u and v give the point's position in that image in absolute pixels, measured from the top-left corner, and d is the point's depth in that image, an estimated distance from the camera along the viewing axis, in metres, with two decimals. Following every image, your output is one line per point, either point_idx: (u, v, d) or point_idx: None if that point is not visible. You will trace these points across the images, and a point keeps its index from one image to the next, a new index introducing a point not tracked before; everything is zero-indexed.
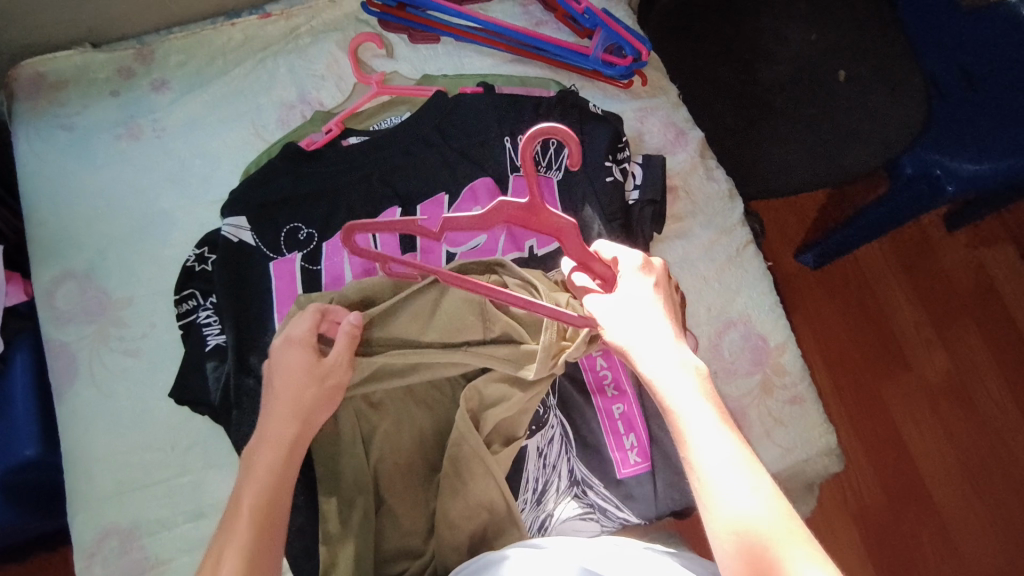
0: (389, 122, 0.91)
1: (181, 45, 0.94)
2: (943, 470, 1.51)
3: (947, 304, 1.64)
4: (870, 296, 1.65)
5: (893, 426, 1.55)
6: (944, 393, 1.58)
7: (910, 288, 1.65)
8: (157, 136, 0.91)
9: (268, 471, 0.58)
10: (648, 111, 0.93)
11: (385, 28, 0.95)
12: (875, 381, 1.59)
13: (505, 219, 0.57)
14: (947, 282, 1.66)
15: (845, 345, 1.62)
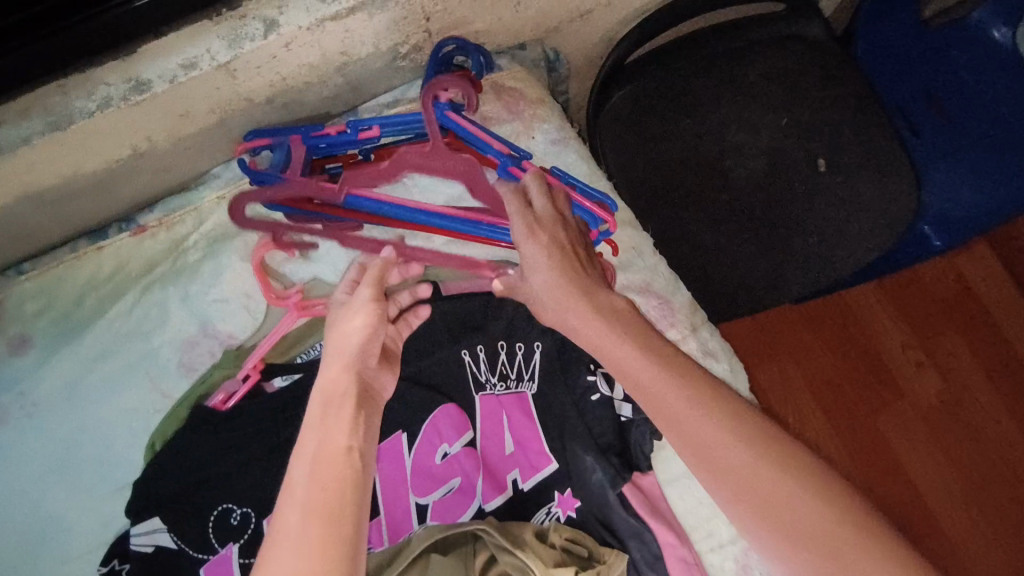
0: (320, 348, 0.75)
1: (37, 288, 0.74)
2: (946, 495, 1.48)
3: (932, 318, 1.57)
4: (853, 324, 1.58)
5: (891, 456, 1.51)
6: (938, 412, 1.53)
7: (892, 308, 1.59)
8: (27, 414, 0.72)
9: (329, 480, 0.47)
10: (624, 284, 0.79)
11: (291, 222, 0.76)
12: (869, 413, 1.54)
13: (408, 165, 0.70)
14: (928, 295, 1.59)
15: (832, 379, 1.56)
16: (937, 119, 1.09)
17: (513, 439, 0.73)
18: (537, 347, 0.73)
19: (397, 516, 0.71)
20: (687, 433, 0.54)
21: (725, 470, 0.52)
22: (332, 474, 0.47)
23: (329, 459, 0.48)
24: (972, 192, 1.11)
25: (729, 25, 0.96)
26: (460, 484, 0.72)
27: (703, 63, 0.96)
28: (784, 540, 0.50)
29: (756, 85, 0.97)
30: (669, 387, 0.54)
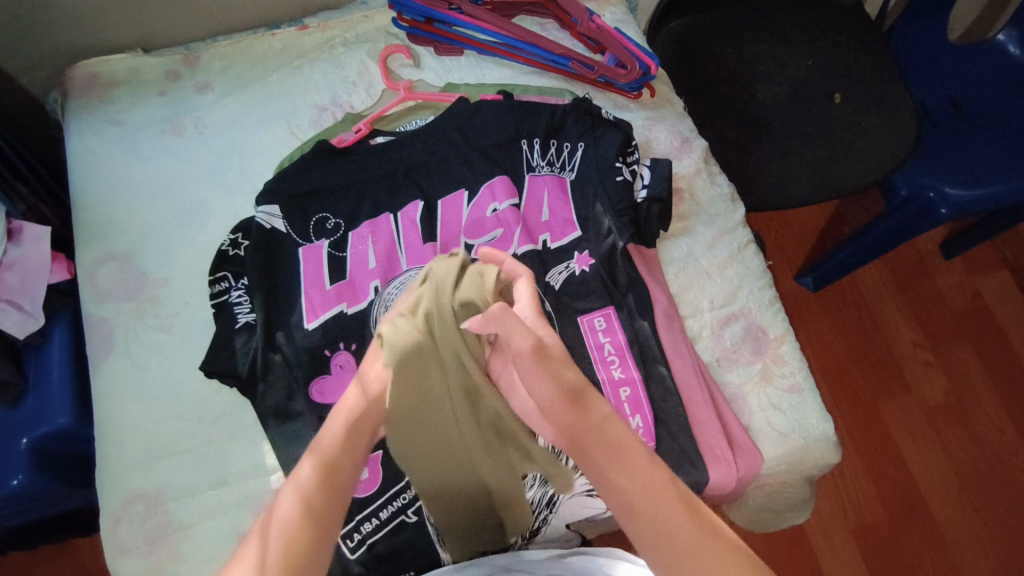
0: (414, 124, 0.97)
1: (225, 51, 1.03)
2: (952, 500, 1.40)
3: (947, 327, 1.56)
4: (869, 318, 1.56)
5: (891, 443, 1.45)
6: (944, 413, 1.48)
7: (908, 310, 1.57)
8: (198, 132, 0.99)
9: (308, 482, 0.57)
10: (656, 121, 0.99)
11: (413, 41, 1.04)
12: (875, 400, 1.49)
13: None
14: (947, 307, 1.57)
15: (844, 365, 1.52)
16: (954, 115, 1.26)
17: (549, 209, 0.93)
18: (580, 146, 0.94)
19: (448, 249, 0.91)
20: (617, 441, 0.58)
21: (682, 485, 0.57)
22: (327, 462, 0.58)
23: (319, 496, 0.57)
24: (958, 178, 1.16)
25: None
26: (502, 233, 0.91)
27: (739, 15, 1.25)
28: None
29: (787, 32, 1.24)
30: (615, 437, 0.57)
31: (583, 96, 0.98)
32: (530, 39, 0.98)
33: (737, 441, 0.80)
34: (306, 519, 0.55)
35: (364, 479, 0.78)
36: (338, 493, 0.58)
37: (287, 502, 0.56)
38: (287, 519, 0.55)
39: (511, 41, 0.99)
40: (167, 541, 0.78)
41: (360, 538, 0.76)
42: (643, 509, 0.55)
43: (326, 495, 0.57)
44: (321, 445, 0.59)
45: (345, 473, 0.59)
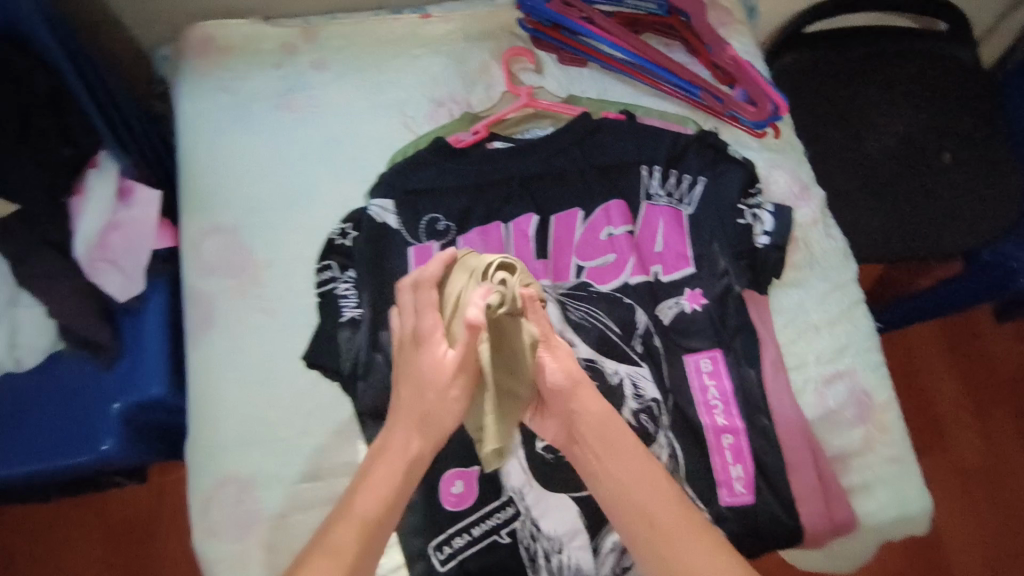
0: (533, 134, 0.96)
1: (344, 29, 0.99)
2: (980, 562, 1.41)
3: (991, 392, 1.56)
4: (916, 372, 1.56)
5: None
6: (980, 477, 1.48)
7: (955, 370, 1.57)
8: (311, 111, 0.96)
9: (369, 505, 0.57)
10: (776, 165, 0.96)
11: (537, 45, 1.01)
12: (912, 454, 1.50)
13: None
14: (995, 372, 1.57)
15: None
16: None
17: (663, 241, 0.91)
18: (700, 180, 0.92)
19: (559, 269, 0.90)
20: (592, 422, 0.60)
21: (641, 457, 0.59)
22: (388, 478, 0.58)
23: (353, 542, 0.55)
24: None
25: (873, 31, 1.25)
26: (615, 258, 0.90)
27: (856, 58, 1.23)
28: None
29: (902, 82, 1.21)
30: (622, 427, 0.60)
31: (707, 129, 0.96)
32: (658, 60, 0.96)
33: (837, 505, 0.80)
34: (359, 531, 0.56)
35: (459, 492, 0.80)
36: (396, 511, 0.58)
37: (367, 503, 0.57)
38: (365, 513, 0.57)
39: (639, 59, 0.96)
40: (257, 529, 0.78)
41: (451, 551, 0.78)
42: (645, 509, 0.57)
43: (376, 528, 0.57)
44: (376, 489, 0.58)
45: (406, 474, 0.59)
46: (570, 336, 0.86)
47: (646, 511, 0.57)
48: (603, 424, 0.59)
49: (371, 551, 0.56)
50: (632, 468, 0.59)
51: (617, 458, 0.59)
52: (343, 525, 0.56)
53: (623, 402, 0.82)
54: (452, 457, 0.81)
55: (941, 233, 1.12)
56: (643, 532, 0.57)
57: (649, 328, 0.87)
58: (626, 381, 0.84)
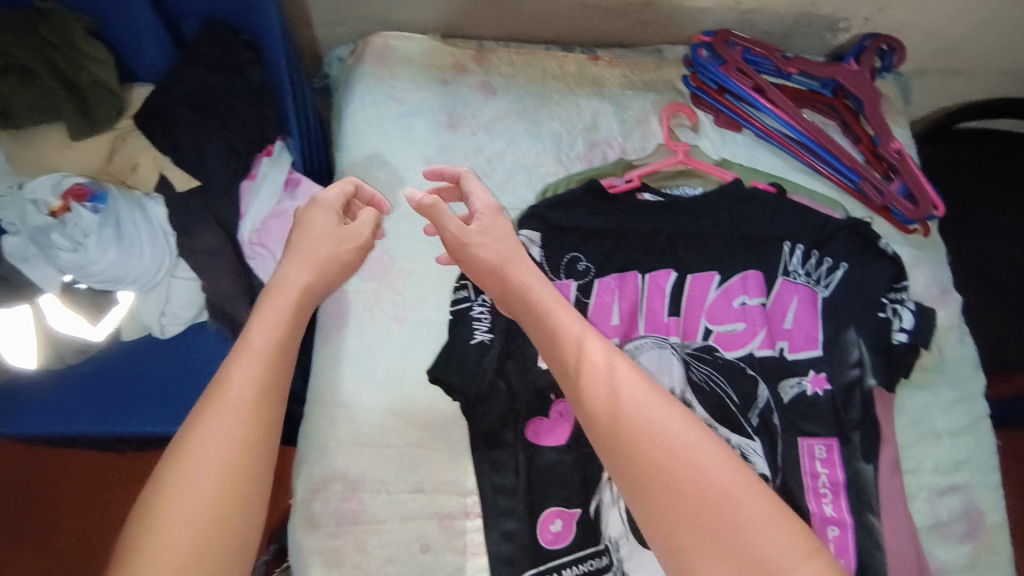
0: (682, 191, 0.97)
1: (515, 59, 1.03)
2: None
3: None
4: None
5: None
6: None
7: None
8: (471, 132, 1.00)
9: (240, 429, 0.55)
10: (919, 262, 0.96)
11: (696, 103, 1.02)
12: None
13: (839, 75, 0.96)
14: None
15: None
16: None
17: (794, 318, 0.92)
18: (842, 267, 0.93)
19: (688, 327, 0.91)
20: (638, 415, 0.58)
21: (668, 441, 0.56)
22: (254, 394, 0.57)
23: (214, 489, 0.52)
24: None
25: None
26: (746, 327, 0.91)
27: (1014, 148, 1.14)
28: (711, 488, 0.54)
29: None
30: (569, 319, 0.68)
31: (857, 216, 0.96)
32: (827, 140, 0.95)
33: None
34: (237, 474, 0.54)
35: (556, 531, 0.82)
36: (270, 426, 0.58)
37: (231, 418, 0.55)
38: (226, 452, 0.54)
39: (813, 132, 0.96)
40: (358, 529, 0.81)
41: None
42: (595, 372, 0.62)
43: (239, 454, 0.54)
44: (246, 373, 0.58)
45: (274, 399, 0.59)
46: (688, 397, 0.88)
47: (675, 471, 0.55)
48: (549, 333, 0.68)
49: (246, 482, 0.54)
50: (594, 373, 0.62)
51: (580, 369, 0.63)
52: (208, 453, 0.53)
53: None
54: (554, 495, 0.84)
55: None
56: (593, 425, 0.60)
57: (769, 404, 0.88)
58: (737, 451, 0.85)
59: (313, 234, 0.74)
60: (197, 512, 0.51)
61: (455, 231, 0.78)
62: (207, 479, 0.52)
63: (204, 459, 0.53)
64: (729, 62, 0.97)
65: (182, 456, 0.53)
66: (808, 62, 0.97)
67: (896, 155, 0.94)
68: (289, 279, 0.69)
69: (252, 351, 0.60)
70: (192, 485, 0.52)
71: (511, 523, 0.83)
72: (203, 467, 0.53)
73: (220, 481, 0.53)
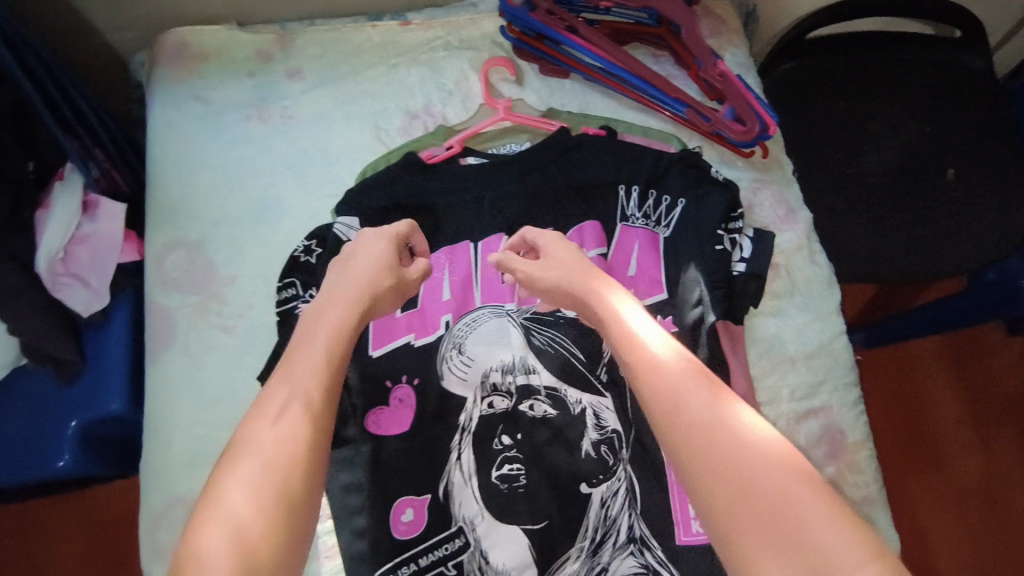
0: (508, 148, 0.92)
1: (321, 38, 0.96)
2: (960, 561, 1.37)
3: (1001, 409, 1.49)
4: (921, 382, 1.51)
5: (919, 512, 1.41)
6: (987, 490, 1.43)
7: (958, 387, 1.51)
8: (283, 122, 0.94)
9: (278, 451, 0.53)
10: (762, 185, 0.93)
11: (518, 54, 0.97)
12: (915, 470, 1.44)
13: (654, 1, 0.90)
14: (1005, 393, 1.51)
15: (891, 426, 1.48)
16: None
17: (637, 264, 0.88)
18: (680, 202, 0.88)
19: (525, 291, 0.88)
20: (659, 371, 0.56)
21: (707, 406, 0.53)
22: (302, 415, 0.56)
23: (252, 508, 0.49)
24: None
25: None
26: None
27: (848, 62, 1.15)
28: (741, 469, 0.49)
29: (904, 90, 1.13)
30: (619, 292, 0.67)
31: (692, 147, 0.92)
32: (647, 73, 0.90)
33: None
34: (258, 500, 0.50)
35: (408, 522, 0.79)
36: (319, 456, 0.55)
37: (261, 438, 0.53)
38: (254, 474, 0.51)
39: (632, 66, 0.90)
40: None
41: None
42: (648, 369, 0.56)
43: (282, 476, 0.52)
44: (302, 387, 0.58)
45: (325, 427, 0.56)
46: (532, 363, 0.85)
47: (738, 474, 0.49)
48: (618, 319, 0.63)
49: (287, 516, 0.51)
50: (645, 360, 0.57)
51: (620, 331, 0.62)
52: (244, 479, 0.51)
53: (584, 433, 0.83)
54: (404, 485, 0.81)
55: (938, 256, 1.04)
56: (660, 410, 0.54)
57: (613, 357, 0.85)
58: (588, 411, 0.83)
59: (358, 272, 0.71)
60: (226, 530, 0.48)
61: (523, 273, 0.75)
62: (236, 499, 0.50)
63: (237, 483, 0.51)
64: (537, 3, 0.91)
65: (224, 471, 0.52)
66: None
67: (721, 79, 0.89)
68: (330, 305, 0.67)
69: (312, 369, 0.59)
70: (228, 523, 0.48)
71: (362, 521, 0.79)
72: (234, 501, 0.50)
73: (253, 503, 0.50)
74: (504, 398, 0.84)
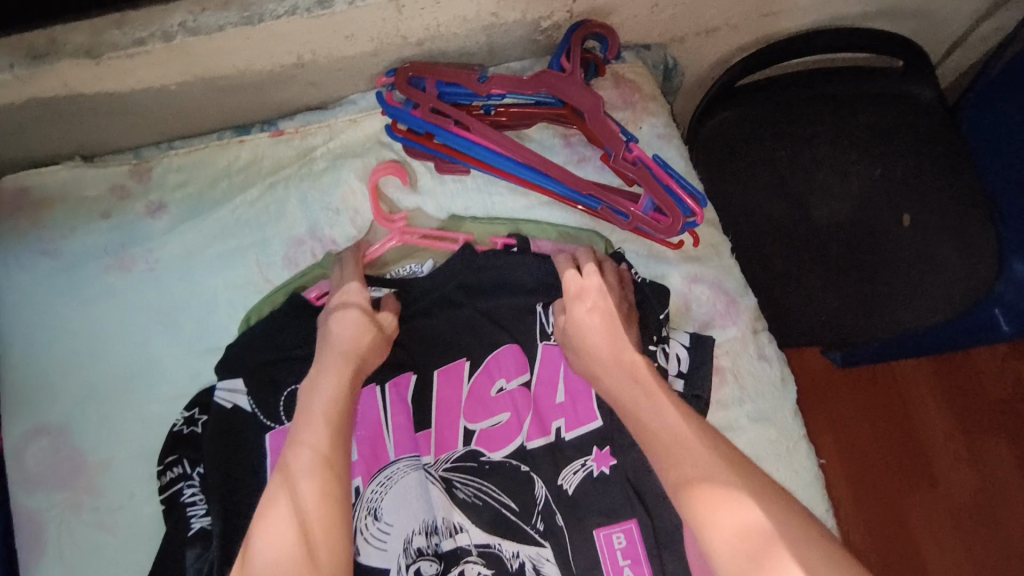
0: (407, 272, 0.83)
1: (182, 163, 0.84)
2: (949, 564, 1.38)
3: (984, 419, 1.45)
4: (899, 401, 1.46)
5: (908, 535, 1.40)
6: (974, 508, 1.40)
7: (939, 400, 1.46)
8: (149, 269, 0.81)
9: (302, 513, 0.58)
10: (697, 277, 0.83)
11: (409, 155, 0.85)
12: (897, 494, 1.42)
13: (547, 86, 0.79)
14: (987, 399, 1.45)
15: (866, 452, 1.45)
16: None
17: (565, 389, 0.79)
18: None
19: (443, 437, 0.77)
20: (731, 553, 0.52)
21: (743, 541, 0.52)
22: (320, 475, 0.60)
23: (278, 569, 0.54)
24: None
25: (817, 34, 0.99)
26: (510, 417, 0.78)
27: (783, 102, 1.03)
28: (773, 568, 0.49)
29: (850, 130, 1.02)
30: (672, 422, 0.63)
31: (612, 247, 0.83)
32: (551, 167, 0.80)
33: None
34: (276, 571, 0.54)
35: None
36: (340, 505, 0.60)
37: (287, 507, 0.58)
38: (286, 526, 0.57)
39: (534, 162, 0.80)
40: None
41: None
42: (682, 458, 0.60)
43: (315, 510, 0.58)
44: (315, 456, 0.62)
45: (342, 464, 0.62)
46: (459, 521, 0.75)
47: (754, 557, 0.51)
48: (655, 413, 0.65)
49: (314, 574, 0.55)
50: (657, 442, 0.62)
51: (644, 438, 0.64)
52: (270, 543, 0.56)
53: None
54: None
55: (899, 313, 0.98)
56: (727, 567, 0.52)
57: (550, 502, 0.76)
58: (527, 565, 0.74)
59: (337, 344, 0.71)
60: None
61: (566, 333, 0.74)
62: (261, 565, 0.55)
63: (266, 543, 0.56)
64: (418, 100, 0.79)
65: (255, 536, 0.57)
66: (510, 80, 0.79)
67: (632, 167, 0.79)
68: (324, 375, 0.68)
69: (319, 421, 0.64)
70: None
71: None
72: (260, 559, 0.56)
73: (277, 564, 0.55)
74: (431, 561, 0.73)
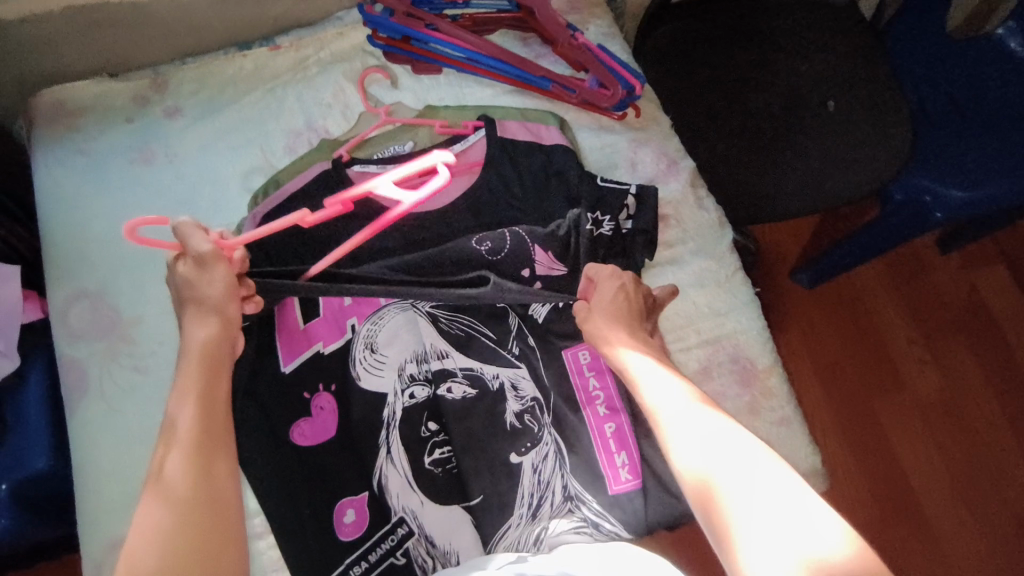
0: (391, 151, 0.93)
1: (194, 75, 0.98)
2: (923, 459, 1.43)
3: (944, 323, 1.53)
4: (863, 311, 1.54)
5: (880, 432, 1.45)
6: (938, 406, 1.47)
7: (901, 306, 1.54)
8: (168, 161, 0.95)
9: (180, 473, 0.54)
10: (642, 143, 0.97)
11: (390, 59, 0.99)
12: (868, 395, 1.48)
13: None
14: (946, 304, 1.54)
15: (837, 360, 1.51)
16: (951, 116, 1.15)
17: None
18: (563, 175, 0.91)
19: None
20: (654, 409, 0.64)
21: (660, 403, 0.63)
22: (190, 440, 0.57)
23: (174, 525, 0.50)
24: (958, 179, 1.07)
25: None
26: None
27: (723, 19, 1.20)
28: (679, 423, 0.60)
29: (776, 38, 1.19)
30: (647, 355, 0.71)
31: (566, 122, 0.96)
32: (511, 56, 0.94)
33: None
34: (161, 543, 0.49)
35: (350, 522, 0.81)
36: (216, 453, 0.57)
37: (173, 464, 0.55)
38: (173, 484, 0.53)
39: (496, 53, 0.94)
40: None
41: None
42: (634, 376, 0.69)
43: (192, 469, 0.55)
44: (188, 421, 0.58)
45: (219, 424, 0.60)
46: (444, 348, 0.87)
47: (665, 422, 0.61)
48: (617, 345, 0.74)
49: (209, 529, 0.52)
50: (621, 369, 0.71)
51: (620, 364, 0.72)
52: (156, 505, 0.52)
53: (507, 406, 0.85)
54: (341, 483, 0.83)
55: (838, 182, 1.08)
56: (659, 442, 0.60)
57: (522, 328, 0.88)
58: (507, 384, 0.85)
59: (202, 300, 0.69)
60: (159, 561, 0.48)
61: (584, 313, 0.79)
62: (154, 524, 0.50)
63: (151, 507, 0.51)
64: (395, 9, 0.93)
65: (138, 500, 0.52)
66: None
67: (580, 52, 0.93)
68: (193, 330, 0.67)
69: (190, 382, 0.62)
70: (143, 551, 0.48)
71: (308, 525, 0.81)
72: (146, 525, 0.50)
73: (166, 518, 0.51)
74: (423, 386, 0.85)
